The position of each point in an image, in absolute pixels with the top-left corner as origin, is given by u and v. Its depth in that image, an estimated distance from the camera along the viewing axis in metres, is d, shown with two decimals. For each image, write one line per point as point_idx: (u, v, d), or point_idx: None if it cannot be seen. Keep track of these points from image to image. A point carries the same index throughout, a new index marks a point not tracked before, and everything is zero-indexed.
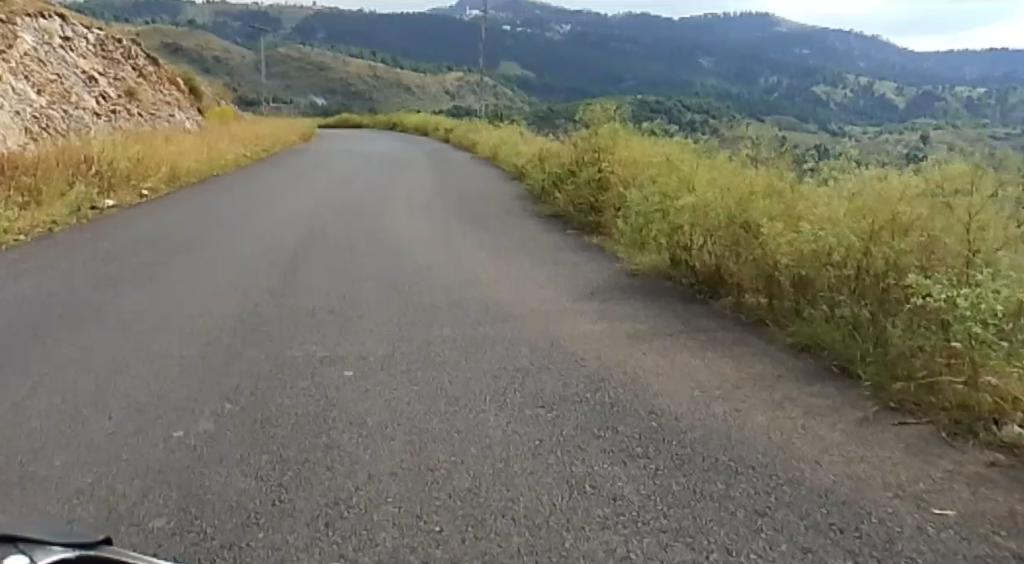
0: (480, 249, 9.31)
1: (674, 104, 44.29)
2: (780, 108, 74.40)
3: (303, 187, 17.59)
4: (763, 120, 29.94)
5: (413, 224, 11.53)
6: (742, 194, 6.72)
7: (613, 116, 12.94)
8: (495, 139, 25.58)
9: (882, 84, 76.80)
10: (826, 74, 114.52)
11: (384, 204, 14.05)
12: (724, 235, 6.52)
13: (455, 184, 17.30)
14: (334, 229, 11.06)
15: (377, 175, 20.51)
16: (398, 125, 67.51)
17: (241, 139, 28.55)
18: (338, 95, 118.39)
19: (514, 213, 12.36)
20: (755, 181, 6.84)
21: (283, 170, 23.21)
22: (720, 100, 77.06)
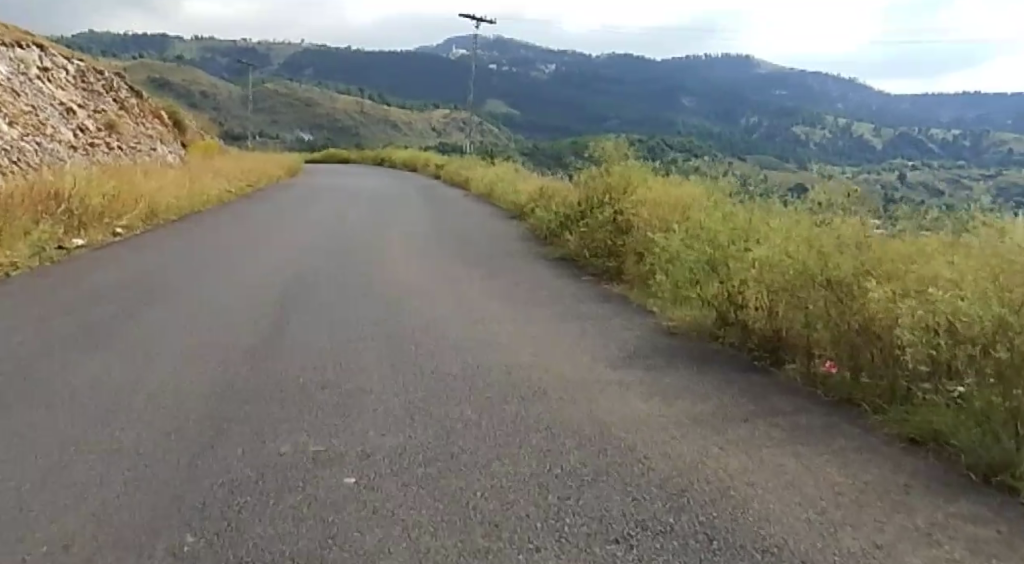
0: (489, 296, 8.36)
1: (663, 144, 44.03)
2: (765, 149, 74.90)
3: (290, 225, 16.61)
4: (759, 162, 29.55)
5: (411, 267, 10.57)
6: (824, 249, 5.86)
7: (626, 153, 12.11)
8: (490, 176, 24.75)
9: (864, 127, 77.82)
10: (808, 116, 116.11)
11: (377, 245, 13.09)
12: (803, 294, 5.62)
13: (451, 223, 16.37)
14: (325, 273, 10.08)
15: (368, 213, 19.56)
16: (386, 161, 66.98)
17: (226, 174, 27.57)
18: (325, 130, 118.14)
19: (520, 255, 11.45)
20: (838, 234, 5.99)
21: (269, 206, 22.24)
22: (706, 140, 77.60)
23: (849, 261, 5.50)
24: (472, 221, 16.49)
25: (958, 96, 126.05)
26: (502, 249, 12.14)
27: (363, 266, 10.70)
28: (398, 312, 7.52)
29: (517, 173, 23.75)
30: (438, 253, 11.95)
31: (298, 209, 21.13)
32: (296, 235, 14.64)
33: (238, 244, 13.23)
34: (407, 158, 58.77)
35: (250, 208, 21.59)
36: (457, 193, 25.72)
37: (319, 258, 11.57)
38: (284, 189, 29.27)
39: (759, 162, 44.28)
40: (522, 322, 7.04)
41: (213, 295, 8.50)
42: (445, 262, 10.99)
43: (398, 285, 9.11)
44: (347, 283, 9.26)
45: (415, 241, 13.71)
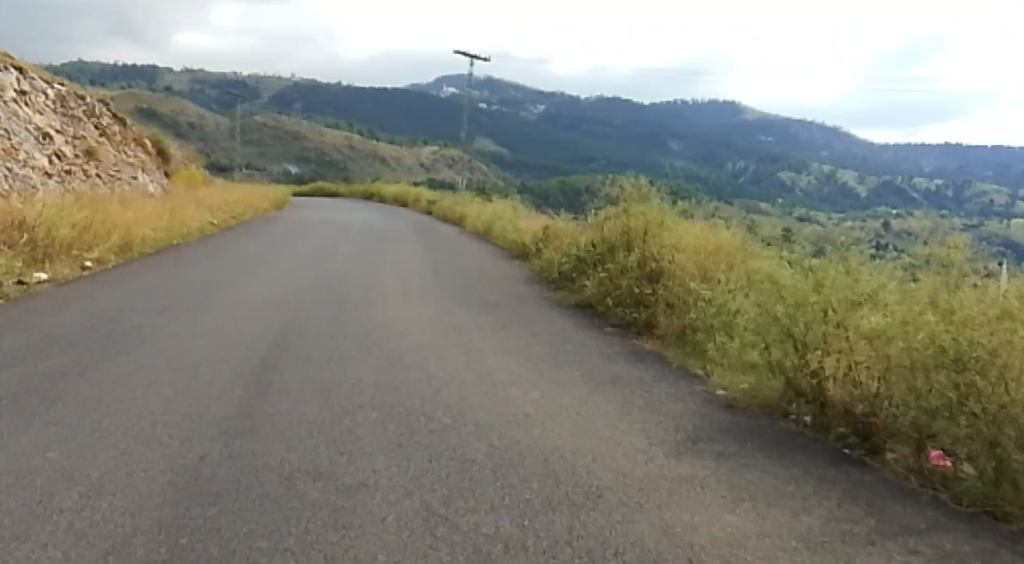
0: (503, 350, 7.36)
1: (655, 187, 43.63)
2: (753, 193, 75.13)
3: (276, 260, 15.57)
4: (758, 208, 28.95)
5: (410, 312, 9.56)
6: (925, 316, 4.82)
7: (648, 193, 11.16)
8: (486, 214, 23.85)
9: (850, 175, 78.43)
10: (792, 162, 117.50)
11: (372, 285, 12.08)
12: (907, 376, 4.61)
13: (449, 263, 15.38)
14: (315, 316, 9.04)
15: (359, 249, 18.53)
16: (374, 196, 66.23)
17: (209, 205, 26.53)
18: (313, 164, 117.63)
19: (529, 301, 10.47)
20: (938, 298, 4.97)
21: (253, 240, 21.18)
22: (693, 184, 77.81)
23: (961, 330, 4.45)
24: (471, 261, 15.51)
25: (940, 145, 127.84)
26: (508, 293, 11.17)
27: (357, 309, 9.68)
28: (401, 368, 6.50)
29: (515, 211, 22.85)
30: (438, 296, 10.95)
31: (285, 243, 20.07)
32: (283, 271, 13.61)
33: (219, 281, 12.16)
34: (397, 194, 57.94)
35: (233, 241, 20.53)
36: (451, 231, 24.74)
37: (309, 298, 10.53)
38: (269, 222, 28.21)
39: (753, 206, 43.76)
40: (547, 384, 6.05)
41: (186, 343, 7.43)
42: (448, 306, 9.99)
43: (397, 333, 8.09)
44: (340, 330, 8.22)
45: (411, 280, 12.71)
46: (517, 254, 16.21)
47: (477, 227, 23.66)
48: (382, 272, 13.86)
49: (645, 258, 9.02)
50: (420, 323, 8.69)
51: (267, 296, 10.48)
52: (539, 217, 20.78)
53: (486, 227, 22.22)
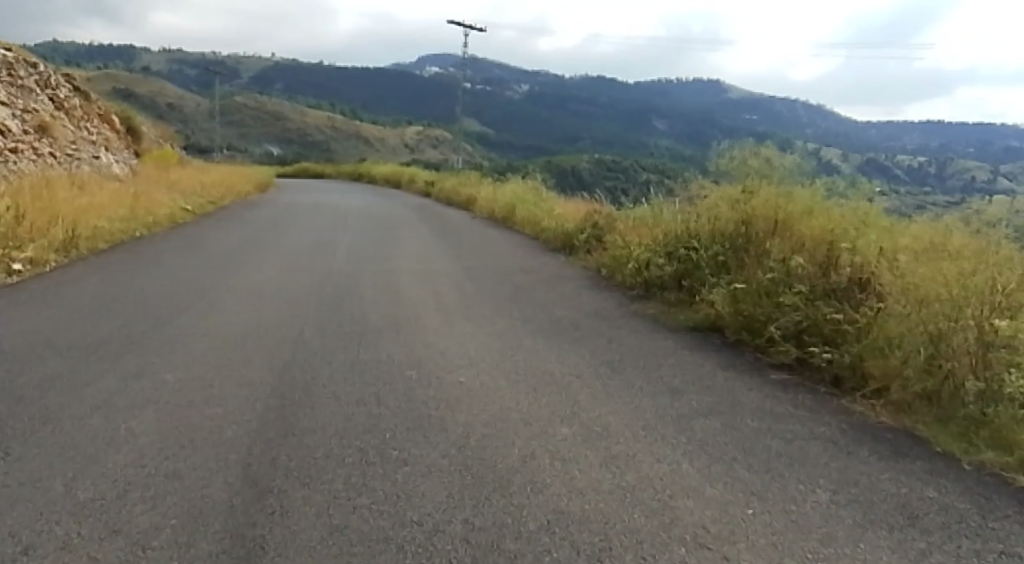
0: (653, 429, 4.40)
1: (660, 169, 41.24)
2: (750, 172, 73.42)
3: (264, 257, 12.48)
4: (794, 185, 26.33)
5: (463, 343, 6.56)
6: None
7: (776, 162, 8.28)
8: (505, 195, 20.73)
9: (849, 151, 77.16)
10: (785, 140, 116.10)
11: (396, 294, 9.06)
12: None
13: (481, 260, 12.32)
14: (329, 355, 6.06)
15: (364, 240, 15.43)
16: (363, 176, 63.26)
17: (184, 188, 23.24)
18: (296, 146, 113.83)
19: (623, 322, 7.45)
20: None
21: (233, 229, 18.00)
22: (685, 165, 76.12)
23: None
24: (507, 258, 12.44)
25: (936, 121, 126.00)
26: (585, 307, 8.16)
27: (386, 339, 6.67)
28: (504, 492, 3.50)
29: (540, 193, 19.78)
30: (492, 312, 7.95)
31: (273, 234, 16.91)
32: (273, 273, 10.56)
33: (191, 291, 9.10)
34: (387, 175, 54.54)
35: (211, 231, 17.32)
36: (462, 216, 21.61)
37: (315, 319, 7.49)
38: (252, 207, 24.94)
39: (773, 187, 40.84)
40: (804, 534, 3.12)
41: (121, 423, 4.42)
42: (512, 332, 6.98)
43: (464, 392, 5.10)
44: (372, 386, 5.23)
45: (445, 286, 9.69)
46: (563, 249, 13.13)
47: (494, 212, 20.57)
48: (400, 274, 10.87)
49: (816, 274, 6.21)
50: (489, 368, 5.70)
51: (254, 319, 7.46)
52: (572, 200, 17.72)
53: (508, 211, 19.10)
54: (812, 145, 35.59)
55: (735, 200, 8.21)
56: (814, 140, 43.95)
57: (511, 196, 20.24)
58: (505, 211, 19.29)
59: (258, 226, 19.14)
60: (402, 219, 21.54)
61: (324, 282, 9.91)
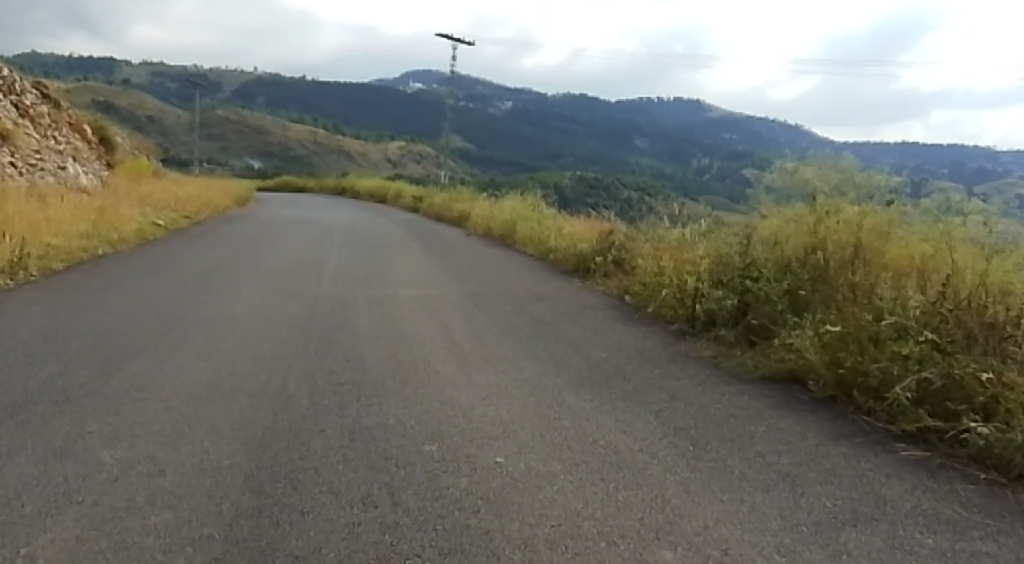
0: (790, 550, 3.08)
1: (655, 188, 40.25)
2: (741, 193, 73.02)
3: (243, 280, 11.06)
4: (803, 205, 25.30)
5: (490, 399, 5.21)
6: None
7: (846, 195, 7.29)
8: (503, 213, 19.45)
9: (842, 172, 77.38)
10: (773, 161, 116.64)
11: (397, 329, 7.69)
12: None
13: (487, 284, 10.97)
14: (322, 421, 4.68)
15: (355, 261, 14.06)
16: (348, 190, 61.93)
17: (156, 201, 21.70)
18: (278, 159, 112.30)
19: (677, 367, 6.14)
20: None
21: (210, 246, 16.55)
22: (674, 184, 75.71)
23: None
24: (515, 282, 11.13)
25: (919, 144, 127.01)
26: (625, 347, 6.86)
27: (392, 393, 5.30)
28: None
29: (541, 212, 18.52)
30: (515, 353, 6.63)
31: (252, 252, 15.49)
32: (251, 302, 9.17)
33: (153, 325, 7.67)
34: (373, 188, 53.15)
35: (187, 249, 15.88)
36: (456, 234, 20.27)
37: (302, 364, 6.11)
38: (231, 222, 23.43)
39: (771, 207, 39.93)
40: None
41: (21, 545, 3.03)
42: (547, 381, 5.65)
43: (506, 482, 3.75)
44: (380, 473, 3.86)
45: (452, 318, 8.36)
46: (577, 275, 11.82)
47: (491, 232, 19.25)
48: (398, 302, 9.51)
49: (949, 319, 5.04)
50: (530, 440, 4.36)
51: (226, 364, 6.06)
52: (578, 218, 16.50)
53: (509, 230, 17.79)
54: (812, 162, 34.65)
55: (814, 241, 7.22)
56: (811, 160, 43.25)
57: (510, 214, 18.93)
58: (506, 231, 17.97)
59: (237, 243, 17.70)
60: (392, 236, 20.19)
61: (312, 313, 8.54)
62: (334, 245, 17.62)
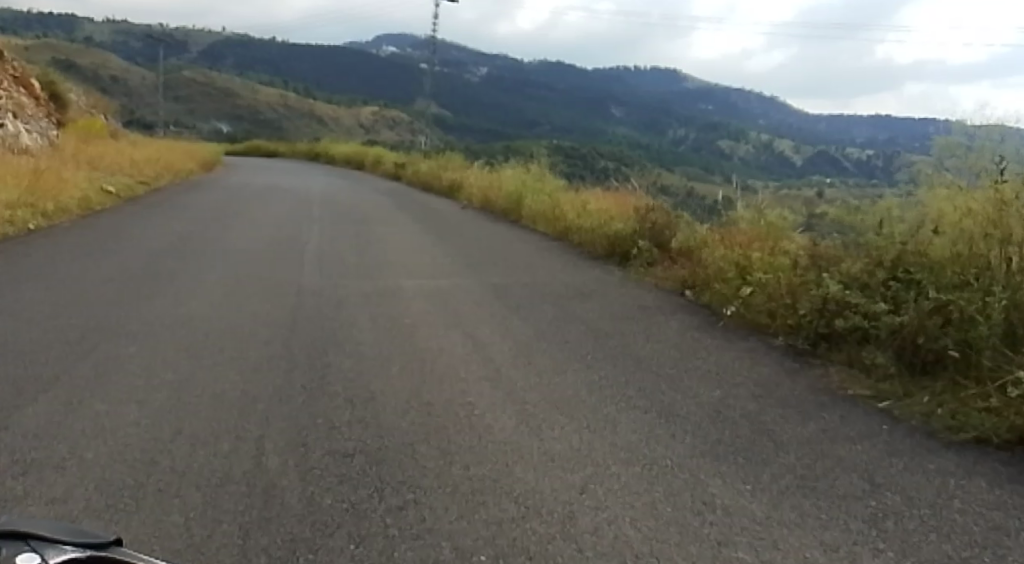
0: None
1: (649, 169, 38.66)
2: (726, 171, 71.76)
3: (206, 267, 8.93)
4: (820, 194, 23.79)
5: (594, 494, 3.23)
6: None
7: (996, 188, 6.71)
8: (507, 185, 17.34)
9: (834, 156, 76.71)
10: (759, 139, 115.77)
11: (414, 347, 5.66)
12: None
13: (510, 274, 8.95)
14: (325, 555, 2.64)
15: (343, 240, 11.95)
16: (323, 156, 59.33)
17: (110, 165, 19.20)
18: (248, 122, 108.25)
19: (839, 420, 4.23)
20: None
21: (169, 217, 14.27)
22: (660, 161, 74.18)
23: None
24: (543, 273, 9.12)
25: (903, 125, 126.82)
26: (741, 380, 4.92)
27: (434, 482, 3.29)
28: None
29: (552, 183, 16.48)
30: (593, 391, 4.65)
31: (219, 226, 13.27)
32: (218, 300, 7.08)
33: (78, 337, 5.57)
34: (350, 155, 50.44)
35: (141, 220, 13.59)
36: (451, 208, 18.09)
37: (290, 417, 4.08)
38: (195, 189, 21.01)
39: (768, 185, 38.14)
40: None
41: None
42: (667, 452, 3.70)
43: None
44: None
45: (483, 328, 6.35)
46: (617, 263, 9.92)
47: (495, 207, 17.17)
48: (407, 299, 7.51)
49: None
50: None
51: (172, 419, 4.00)
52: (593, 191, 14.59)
53: (517, 205, 15.78)
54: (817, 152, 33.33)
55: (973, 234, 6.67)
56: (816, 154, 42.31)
57: (517, 186, 16.87)
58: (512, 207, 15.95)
59: (203, 214, 15.42)
60: (380, 208, 17.98)
61: (299, 318, 6.50)
62: (315, 218, 15.43)
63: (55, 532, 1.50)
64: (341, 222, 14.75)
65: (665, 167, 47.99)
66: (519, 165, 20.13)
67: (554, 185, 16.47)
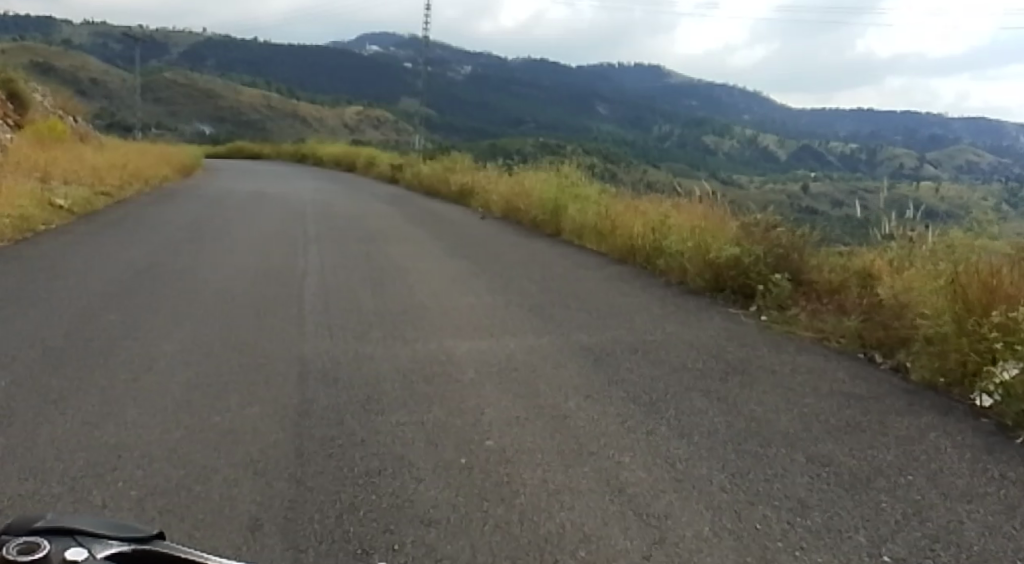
0: None
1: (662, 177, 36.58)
2: (725, 172, 69.99)
3: (170, 325, 6.33)
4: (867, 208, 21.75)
5: None
6: None
7: None
8: (539, 194, 14.70)
9: (834, 160, 75.54)
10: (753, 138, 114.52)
11: (530, 533, 3.12)
12: None
13: (597, 326, 6.40)
14: None
15: (354, 269, 9.35)
16: (309, 157, 56.58)
17: (65, 172, 16.39)
18: (230, 124, 105.02)
19: None
20: None
21: (133, 239, 11.60)
22: (657, 161, 72.17)
23: None
24: (641, 321, 6.57)
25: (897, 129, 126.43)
26: None
27: None
28: None
29: (597, 190, 13.86)
30: None
31: (193, 252, 10.63)
32: (181, 399, 4.51)
33: None
34: (340, 156, 47.53)
35: (95, 244, 10.91)
36: (471, 221, 15.46)
37: None
38: (169, 199, 18.26)
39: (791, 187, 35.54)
40: None
41: None
42: None
43: None
44: None
45: (617, 462, 3.83)
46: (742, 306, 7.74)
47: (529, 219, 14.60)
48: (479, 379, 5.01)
49: None
50: None
51: None
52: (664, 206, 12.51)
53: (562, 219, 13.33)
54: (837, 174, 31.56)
55: None
56: (825, 172, 40.84)
57: (558, 192, 14.29)
58: (555, 222, 13.52)
59: (177, 232, 12.79)
60: (388, 221, 15.35)
61: (312, 445, 3.89)
62: (314, 234, 12.81)
63: (101, 535, 1.89)
64: (346, 240, 12.15)
65: (671, 172, 46.05)
66: (546, 168, 17.50)
67: (602, 193, 13.93)
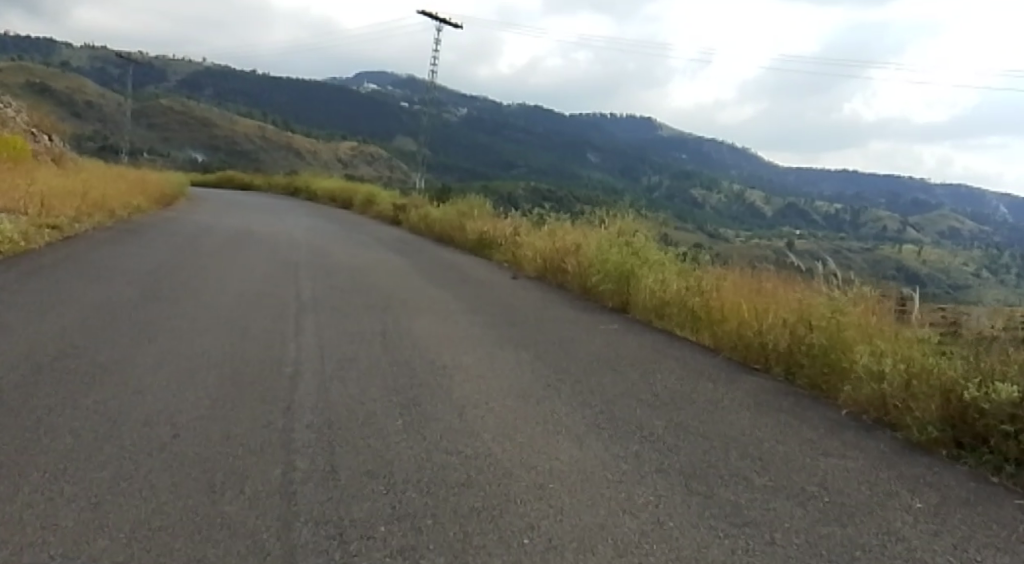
0: None
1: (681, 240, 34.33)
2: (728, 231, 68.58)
3: (39, 507, 3.33)
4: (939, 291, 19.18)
5: None
6: None
7: None
8: (592, 249, 11.70)
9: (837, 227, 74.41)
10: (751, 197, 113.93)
11: None
12: None
13: (842, 542, 3.41)
14: None
15: (368, 367, 6.34)
16: (303, 191, 54.03)
17: (5, 200, 13.32)
18: (223, 153, 102.69)
19: None
20: None
21: (64, 287, 8.64)
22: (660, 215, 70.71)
23: None
24: (910, 532, 3.58)
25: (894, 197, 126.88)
26: None
27: None
28: None
29: (670, 254, 10.88)
30: None
31: (142, 315, 7.67)
32: None
33: None
34: (337, 191, 44.68)
35: (8, 295, 7.91)
36: (502, 281, 12.49)
37: None
38: (136, 235, 15.34)
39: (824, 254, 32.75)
40: None
41: None
42: None
43: None
44: None
45: None
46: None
47: (574, 288, 11.52)
48: None
49: None
50: None
51: None
52: (794, 299, 8.23)
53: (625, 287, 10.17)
54: (869, 260, 29.68)
55: None
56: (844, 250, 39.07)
57: (613, 247, 11.20)
58: (609, 293, 10.33)
59: (131, 279, 9.81)
60: (401, 277, 12.37)
61: None
62: (309, 295, 9.84)
63: None
64: (352, 306, 9.19)
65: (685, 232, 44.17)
66: (592, 221, 14.55)
67: (673, 254, 10.86)
